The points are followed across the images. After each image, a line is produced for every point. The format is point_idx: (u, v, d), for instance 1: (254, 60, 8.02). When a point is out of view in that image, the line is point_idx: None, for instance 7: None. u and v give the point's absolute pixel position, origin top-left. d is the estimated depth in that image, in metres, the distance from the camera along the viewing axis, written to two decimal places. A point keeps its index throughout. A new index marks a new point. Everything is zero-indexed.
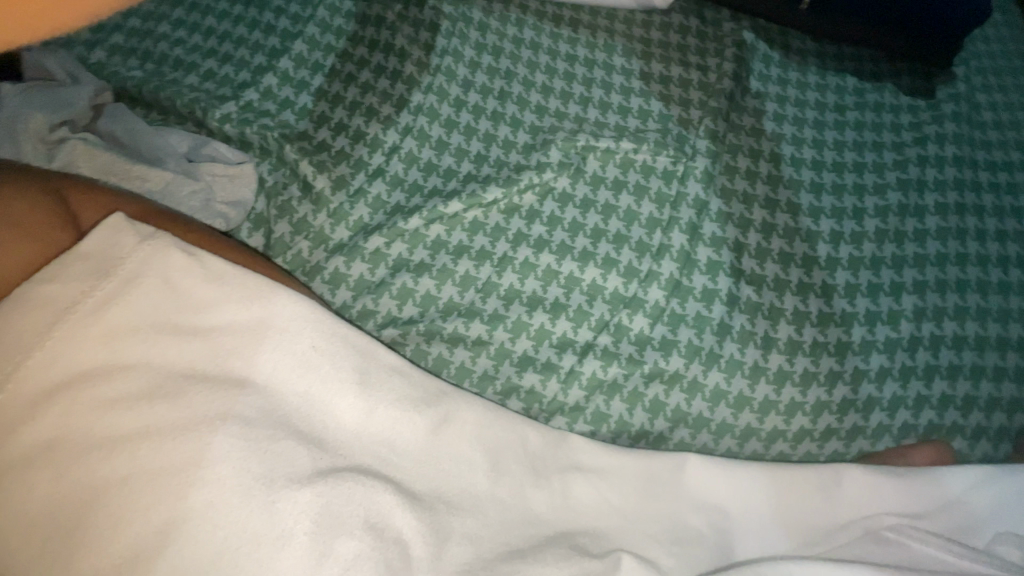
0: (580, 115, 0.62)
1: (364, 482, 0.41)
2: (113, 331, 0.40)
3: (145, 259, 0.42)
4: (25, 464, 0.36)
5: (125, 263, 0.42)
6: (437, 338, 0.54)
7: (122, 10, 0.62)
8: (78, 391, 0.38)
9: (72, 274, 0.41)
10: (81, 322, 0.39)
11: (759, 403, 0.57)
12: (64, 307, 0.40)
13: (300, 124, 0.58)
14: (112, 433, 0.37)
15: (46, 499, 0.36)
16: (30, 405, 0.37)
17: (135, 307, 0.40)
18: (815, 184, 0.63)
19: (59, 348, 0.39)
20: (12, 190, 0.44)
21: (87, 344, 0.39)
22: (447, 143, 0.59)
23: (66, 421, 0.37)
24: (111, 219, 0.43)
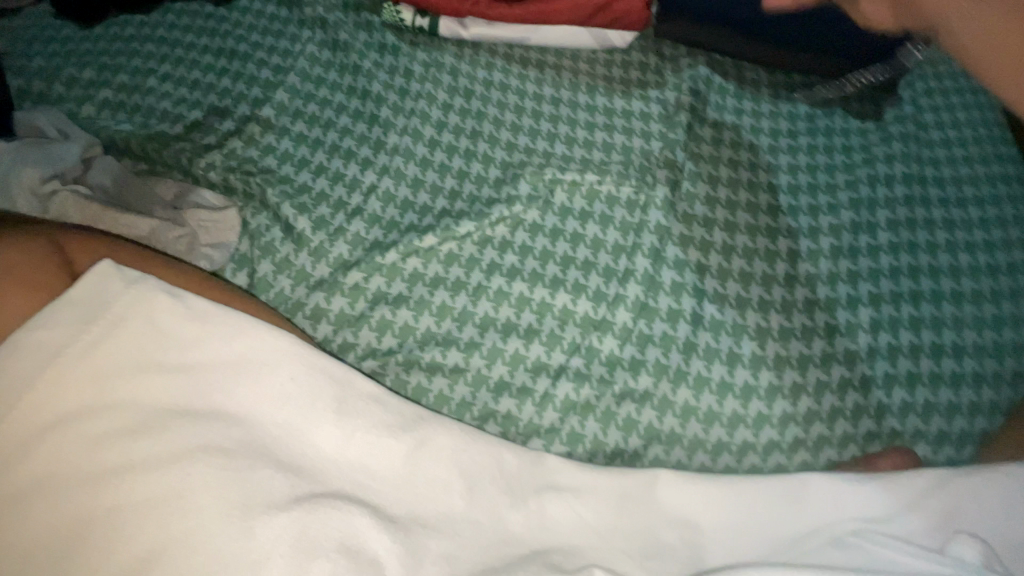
0: (547, 150, 0.71)
1: (340, 506, 0.44)
2: (101, 370, 0.44)
3: (132, 302, 0.47)
4: (15, 498, 0.39)
5: (114, 306, 0.46)
6: (416, 367, 0.60)
7: (118, 70, 0.71)
8: (67, 428, 0.41)
9: (62, 318, 0.45)
10: (71, 363, 0.43)
11: (727, 417, 0.60)
12: (54, 350, 0.44)
13: (300, 176, 0.66)
14: (98, 467, 0.40)
15: (34, 530, 0.39)
16: (21, 443, 0.41)
17: (122, 348, 0.45)
18: (773, 206, 0.68)
19: (50, 389, 0.42)
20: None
21: (76, 384, 0.43)
22: (422, 181, 0.68)
23: (55, 457, 0.41)
24: (100, 265, 0.48)
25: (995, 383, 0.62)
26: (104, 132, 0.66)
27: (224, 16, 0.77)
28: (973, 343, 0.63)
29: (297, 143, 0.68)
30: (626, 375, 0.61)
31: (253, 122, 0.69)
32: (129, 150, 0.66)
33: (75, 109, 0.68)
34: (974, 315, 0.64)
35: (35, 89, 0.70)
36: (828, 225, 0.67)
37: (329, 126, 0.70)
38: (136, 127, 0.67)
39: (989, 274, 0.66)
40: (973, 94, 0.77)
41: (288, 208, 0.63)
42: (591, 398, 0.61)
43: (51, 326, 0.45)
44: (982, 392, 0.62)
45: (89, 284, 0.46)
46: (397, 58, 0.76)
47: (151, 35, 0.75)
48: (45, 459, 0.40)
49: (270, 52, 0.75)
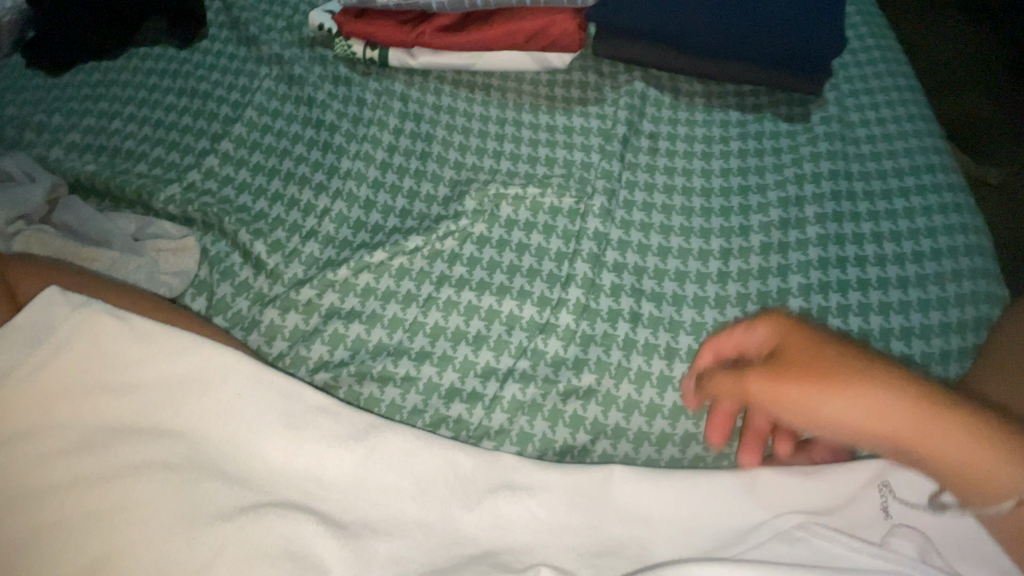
0: (493, 167, 0.76)
1: (285, 515, 0.48)
2: (53, 394, 0.48)
3: (79, 326, 0.50)
4: None
5: (61, 331, 0.49)
6: (369, 378, 0.63)
7: (84, 114, 0.76)
8: (23, 447, 0.46)
9: (14, 344, 0.49)
10: (25, 387, 0.48)
11: (668, 409, 0.65)
12: (7, 374, 0.48)
13: (256, 205, 0.70)
14: (50, 482, 0.45)
15: None
16: None
17: (71, 371, 0.49)
18: (705, 209, 0.74)
19: (8, 411, 0.47)
20: None
21: (30, 406, 0.47)
22: (374, 202, 0.72)
23: (12, 473, 0.45)
24: (46, 292, 0.51)
25: (923, 361, 0.66)
26: (72, 174, 0.70)
27: (186, 57, 0.81)
28: (899, 326, 0.67)
29: (257, 173, 0.72)
30: (571, 374, 0.65)
31: (213, 155, 0.73)
32: (96, 189, 0.70)
33: (45, 153, 0.72)
34: (901, 298, 0.69)
35: (8, 136, 0.74)
36: (760, 223, 0.73)
37: (285, 155, 0.74)
38: (101, 166, 0.71)
39: (913, 260, 0.71)
40: (895, 92, 0.82)
41: (245, 234, 0.67)
42: (538, 397, 0.64)
43: (5, 352, 0.48)
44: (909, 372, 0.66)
45: (38, 311, 0.50)
46: (350, 87, 0.80)
47: (116, 79, 0.79)
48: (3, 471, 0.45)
49: (229, 89, 0.79)
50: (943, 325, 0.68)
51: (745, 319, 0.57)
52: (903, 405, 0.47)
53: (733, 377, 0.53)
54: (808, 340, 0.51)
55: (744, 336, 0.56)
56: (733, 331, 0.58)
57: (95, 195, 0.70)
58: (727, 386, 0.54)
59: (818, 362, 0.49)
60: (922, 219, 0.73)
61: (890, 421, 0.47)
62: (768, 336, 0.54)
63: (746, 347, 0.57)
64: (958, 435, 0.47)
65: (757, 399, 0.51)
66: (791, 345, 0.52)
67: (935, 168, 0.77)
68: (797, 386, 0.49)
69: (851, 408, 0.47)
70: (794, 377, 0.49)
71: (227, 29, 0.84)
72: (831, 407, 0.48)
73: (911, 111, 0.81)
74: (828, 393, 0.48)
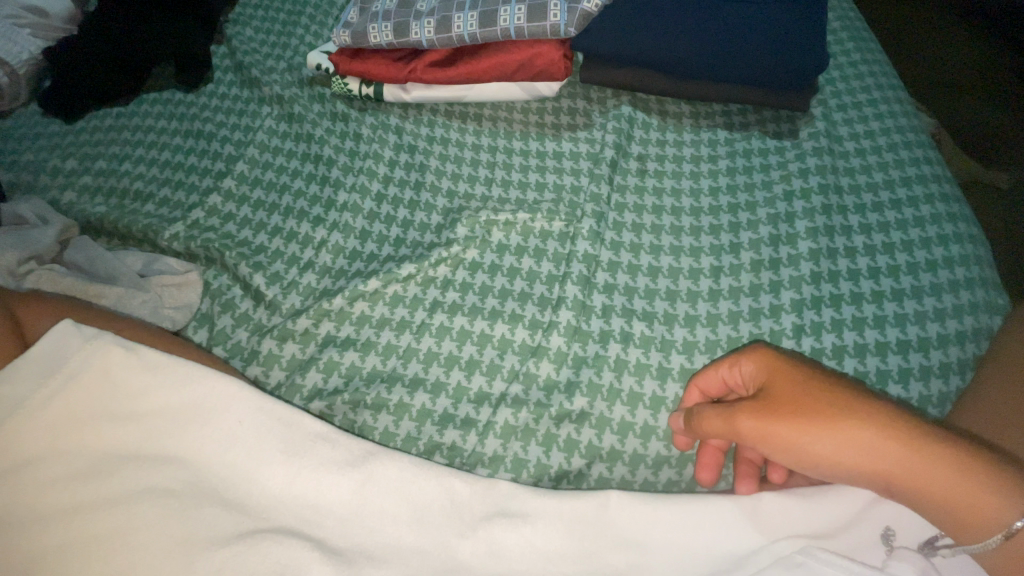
0: (485, 194, 0.78)
1: (282, 541, 0.49)
2: (58, 422, 0.49)
3: (87, 356, 0.51)
4: None
5: (70, 361, 0.51)
6: (363, 405, 0.64)
7: (96, 158, 0.80)
8: (26, 475, 0.47)
9: (22, 373, 0.49)
10: (29, 416, 0.48)
11: (662, 431, 0.65)
12: (14, 403, 0.48)
13: (257, 239, 0.73)
14: (54, 509, 0.46)
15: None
16: None
17: (76, 400, 0.50)
18: (695, 227, 0.75)
19: (11, 439, 0.47)
20: None
21: (34, 434, 0.48)
22: (369, 232, 0.74)
23: (15, 501, 0.46)
24: (60, 325, 0.52)
25: (922, 374, 0.65)
26: (83, 216, 0.74)
27: (192, 100, 0.86)
28: (895, 339, 0.67)
29: (257, 209, 0.75)
30: (564, 397, 0.66)
31: (217, 193, 0.76)
32: (105, 229, 0.73)
33: (58, 196, 0.76)
34: (896, 311, 0.68)
35: (23, 181, 0.78)
36: (749, 240, 0.74)
37: (284, 190, 0.77)
38: (111, 208, 0.75)
39: (907, 273, 0.71)
40: (884, 104, 0.83)
41: (245, 268, 0.69)
42: (532, 421, 0.65)
43: (12, 381, 0.49)
44: (909, 386, 0.65)
45: (48, 342, 0.51)
46: (347, 123, 0.83)
47: (126, 124, 0.83)
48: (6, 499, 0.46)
49: (232, 129, 0.82)
50: (941, 337, 0.67)
51: (730, 357, 0.61)
52: (887, 441, 0.50)
53: (723, 416, 0.56)
54: (793, 381, 0.54)
55: (732, 374, 0.60)
56: (720, 368, 0.61)
57: (104, 235, 0.73)
58: (716, 426, 0.56)
59: (805, 402, 0.52)
60: (914, 230, 0.73)
61: (873, 458, 0.50)
62: (754, 374, 0.58)
63: (734, 383, 0.60)
64: (940, 469, 0.49)
65: (749, 439, 0.54)
66: (778, 385, 0.55)
67: (926, 179, 0.77)
68: (783, 427, 0.52)
69: (837, 446, 0.51)
70: (782, 416, 0.53)
71: (231, 72, 0.88)
72: (818, 446, 0.51)
73: (901, 123, 0.82)
74: (816, 431, 0.51)
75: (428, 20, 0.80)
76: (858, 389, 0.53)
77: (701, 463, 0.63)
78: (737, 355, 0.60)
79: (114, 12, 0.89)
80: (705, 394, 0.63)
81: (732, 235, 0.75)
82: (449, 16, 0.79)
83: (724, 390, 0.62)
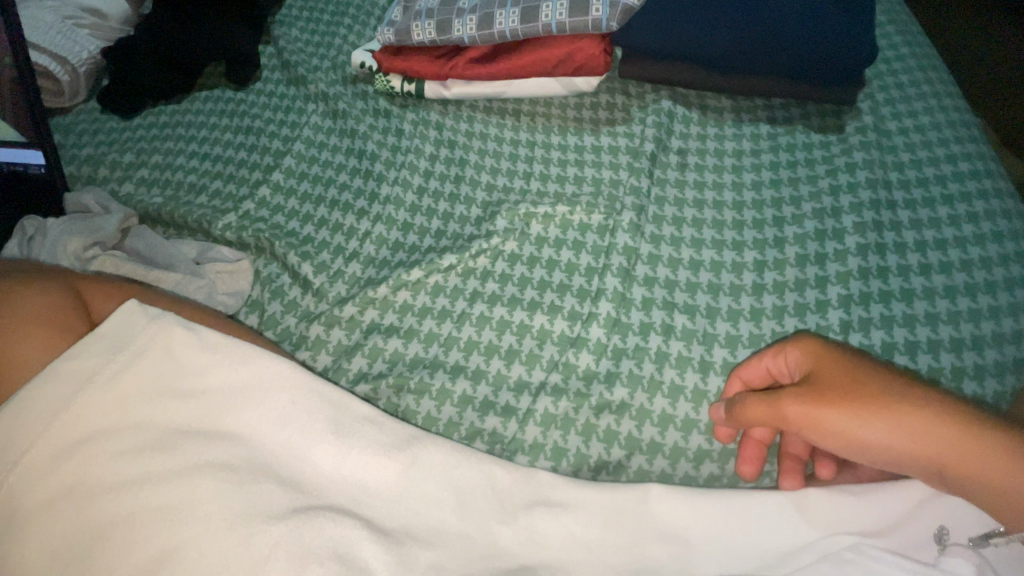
0: (524, 188, 0.79)
1: (334, 518, 0.50)
2: (125, 397, 0.51)
3: (153, 335, 0.53)
4: (50, 505, 0.47)
5: (136, 339, 0.53)
6: (406, 390, 0.65)
7: (152, 151, 0.83)
8: (96, 446, 0.49)
9: (92, 349, 0.52)
10: (99, 390, 0.50)
11: (704, 424, 0.65)
12: (84, 377, 0.51)
13: (304, 230, 0.75)
14: (123, 478, 0.48)
15: (67, 533, 0.46)
16: (56, 458, 0.48)
17: (142, 376, 0.52)
18: (737, 221, 0.74)
19: (82, 411, 0.50)
20: (41, 290, 0.55)
21: (103, 408, 0.50)
22: (411, 224, 0.76)
23: (86, 470, 0.48)
24: (126, 304, 0.55)
25: (977, 374, 0.63)
26: (140, 206, 0.77)
27: (242, 98, 0.89)
28: (948, 337, 0.65)
29: (304, 201, 0.77)
30: (606, 387, 0.66)
31: (266, 185, 0.78)
32: (161, 219, 0.76)
33: (118, 188, 0.80)
34: (948, 308, 0.67)
35: (85, 174, 0.82)
36: (794, 235, 0.73)
37: (330, 183, 0.79)
38: (167, 199, 0.78)
39: (959, 269, 0.69)
40: (934, 99, 0.81)
41: (294, 258, 0.72)
42: (575, 410, 0.65)
43: (83, 358, 0.51)
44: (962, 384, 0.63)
45: (116, 320, 0.53)
46: (390, 120, 0.85)
47: (180, 120, 0.87)
48: (77, 468, 0.48)
49: (280, 125, 0.85)
50: (997, 336, 0.65)
51: (774, 346, 0.60)
52: (941, 428, 0.49)
53: (767, 402, 0.55)
54: (840, 367, 0.53)
55: (776, 363, 0.59)
56: (763, 357, 0.60)
57: (160, 224, 0.76)
58: (761, 412, 0.55)
59: (854, 387, 0.51)
60: (967, 226, 0.71)
61: (925, 444, 0.49)
62: (798, 361, 0.57)
63: (778, 372, 0.59)
64: (998, 457, 0.48)
65: (794, 425, 0.53)
66: (824, 371, 0.54)
67: (980, 174, 0.75)
68: (831, 412, 0.51)
69: (890, 431, 0.49)
70: (830, 400, 0.51)
71: (279, 71, 0.91)
72: (869, 431, 0.50)
73: (952, 118, 0.80)
74: (866, 417, 0.50)
75: (471, 17, 0.82)
76: (906, 377, 0.53)
77: (743, 457, 0.62)
78: (781, 344, 0.59)
79: (168, 13, 0.93)
80: (747, 385, 0.62)
81: (775, 229, 0.74)
82: (490, 13, 0.81)
83: (768, 381, 0.61)
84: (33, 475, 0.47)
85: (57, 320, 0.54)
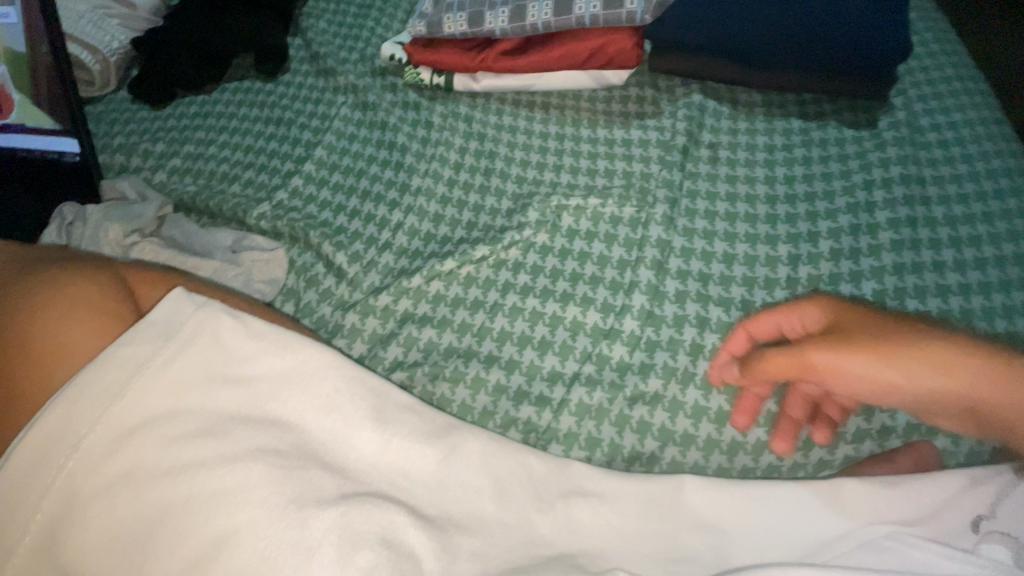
0: (555, 180, 0.79)
1: (379, 504, 0.51)
2: (176, 383, 0.52)
3: (201, 323, 0.55)
4: (107, 489, 0.47)
5: (185, 327, 0.54)
6: (441, 379, 0.66)
7: (183, 140, 0.84)
8: (150, 431, 0.50)
9: (143, 336, 0.53)
10: (152, 376, 0.51)
11: (738, 416, 0.65)
12: (137, 363, 0.52)
13: (337, 220, 0.75)
14: (176, 462, 0.49)
15: (126, 516, 0.47)
16: (111, 443, 0.49)
17: (192, 363, 0.53)
18: (770, 215, 0.74)
19: (135, 397, 0.50)
20: (88, 275, 0.56)
21: (156, 394, 0.51)
22: (442, 215, 0.76)
23: (140, 454, 0.49)
24: (174, 293, 0.57)
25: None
26: (174, 195, 0.78)
27: (271, 89, 0.89)
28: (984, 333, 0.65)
29: (336, 192, 0.78)
30: (640, 379, 0.66)
31: (297, 175, 0.79)
32: (195, 207, 0.77)
33: (151, 176, 0.80)
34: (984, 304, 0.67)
35: (118, 163, 0.83)
36: (827, 229, 0.73)
37: (361, 175, 0.79)
38: (200, 188, 0.78)
39: (996, 265, 0.69)
40: (966, 97, 0.81)
41: (329, 249, 0.72)
42: (602, 378, 0.66)
43: (136, 345, 0.53)
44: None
45: (165, 308, 0.55)
46: (419, 112, 0.85)
47: (210, 111, 0.87)
48: (132, 452, 0.49)
49: (310, 116, 0.85)
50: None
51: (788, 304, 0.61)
52: (970, 361, 0.49)
53: (789, 353, 0.54)
54: (859, 316, 0.55)
55: (792, 319, 0.60)
56: (778, 314, 0.61)
57: (193, 213, 0.77)
58: (781, 362, 0.55)
59: (878, 331, 0.52)
60: (1001, 223, 0.71)
61: (959, 381, 0.49)
62: (815, 317, 0.58)
63: (792, 331, 0.60)
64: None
65: (817, 373, 0.53)
66: (843, 320, 0.55)
67: (1013, 172, 0.75)
68: (858, 359, 0.51)
69: (915, 372, 0.50)
70: (859, 347, 0.51)
71: (308, 63, 0.91)
72: (894, 374, 0.50)
73: (985, 115, 0.80)
74: (891, 360, 0.50)
75: (503, 10, 0.82)
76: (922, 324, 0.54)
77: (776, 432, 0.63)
78: (796, 303, 0.60)
79: (198, 3, 0.93)
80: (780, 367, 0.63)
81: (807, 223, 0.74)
82: (523, 6, 0.81)
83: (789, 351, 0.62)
84: (89, 459, 0.48)
85: (106, 307, 0.55)
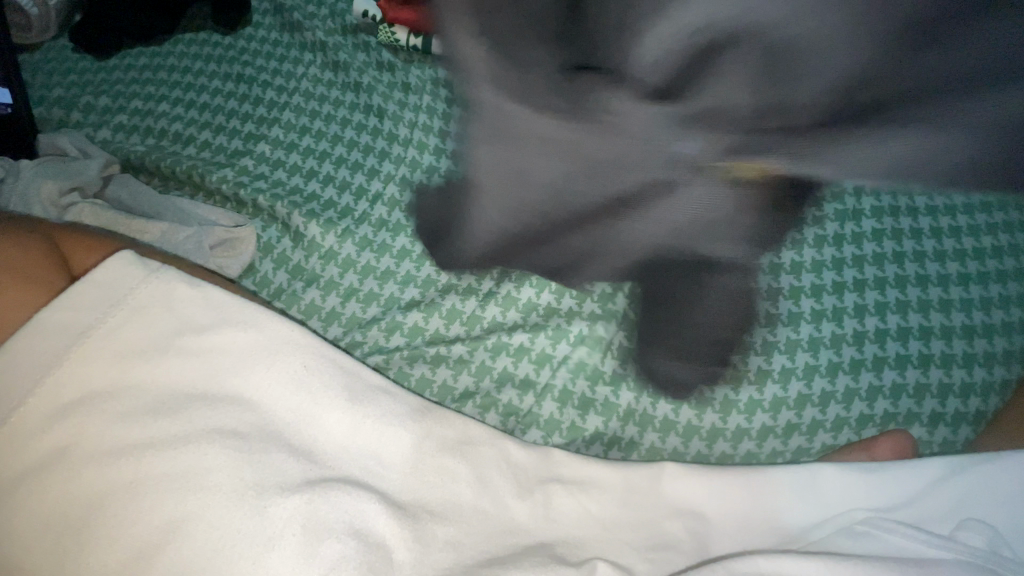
0: (159, 132, 0.75)
1: (350, 492, 0.47)
2: (122, 353, 0.48)
3: (153, 291, 0.51)
4: (43, 470, 0.44)
5: (135, 294, 0.51)
6: (336, 321, 0.65)
7: (129, 93, 0.78)
8: (94, 407, 0.46)
9: (86, 302, 0.49)
10: (98, 348, 0.48)
11: (720, 403, 0.63)
12: (80, 331, 0.48)
13: (309, 186, 0.71)
14: (122, 443, 0.45)
15: (62, 497, 0.43)
16: (51, 417, 0.45)
17: (139, 331, 0.49)
18: (856, 232, 0.67)
19: (79, 371, 0.47)
20: (16, 244, 0.52)
21: (102, 366, 0.47)
22: (104, 126, 0.76)
23: (80, 431, 0.45)
24: (123, 257, 0.52)
25: (942, 307, 0.67)
26: (122, 153, 0.74)
27: (231, 43, 0.80)
28: (914, 274, 0.68)
29: (307, 156, 0.73)
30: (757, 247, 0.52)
31: (265, 141, 0.74)
32: (146, 168, 0.74)
33: (93, 134, 0.75)
34: (960, 270, 0.68)
35: (56, 116, 0.77)
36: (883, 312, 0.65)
37: (334, 139, 0.73)
38: (150, 146, 0.74)
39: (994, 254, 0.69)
40: None
41: (283, 205, 0.69)
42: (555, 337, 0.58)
43: (85, 313, 0.49)
44: (951, 371, 0.65)
45: (115, 269, 0.51)
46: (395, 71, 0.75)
47: (162, 63, 0.79)
48: (72, 431, 0.45)
49: (273, 74, 0.78)
50: (992, 326, 0.67)
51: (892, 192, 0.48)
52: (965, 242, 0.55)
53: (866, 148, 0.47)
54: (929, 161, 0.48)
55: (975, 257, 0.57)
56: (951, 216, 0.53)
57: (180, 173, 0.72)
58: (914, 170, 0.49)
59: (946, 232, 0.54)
60: None
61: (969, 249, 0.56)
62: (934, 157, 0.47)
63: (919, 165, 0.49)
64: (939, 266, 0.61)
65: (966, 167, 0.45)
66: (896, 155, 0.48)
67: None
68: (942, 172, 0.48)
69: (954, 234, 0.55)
70: None
71: (270, 14, 0.82)
72: None
73: None
74: None
75: None
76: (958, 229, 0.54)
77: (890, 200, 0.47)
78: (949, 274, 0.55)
79: None
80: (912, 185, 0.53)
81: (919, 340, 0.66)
82: None
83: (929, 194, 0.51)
84: (20, 437, 0.45)
85: None
